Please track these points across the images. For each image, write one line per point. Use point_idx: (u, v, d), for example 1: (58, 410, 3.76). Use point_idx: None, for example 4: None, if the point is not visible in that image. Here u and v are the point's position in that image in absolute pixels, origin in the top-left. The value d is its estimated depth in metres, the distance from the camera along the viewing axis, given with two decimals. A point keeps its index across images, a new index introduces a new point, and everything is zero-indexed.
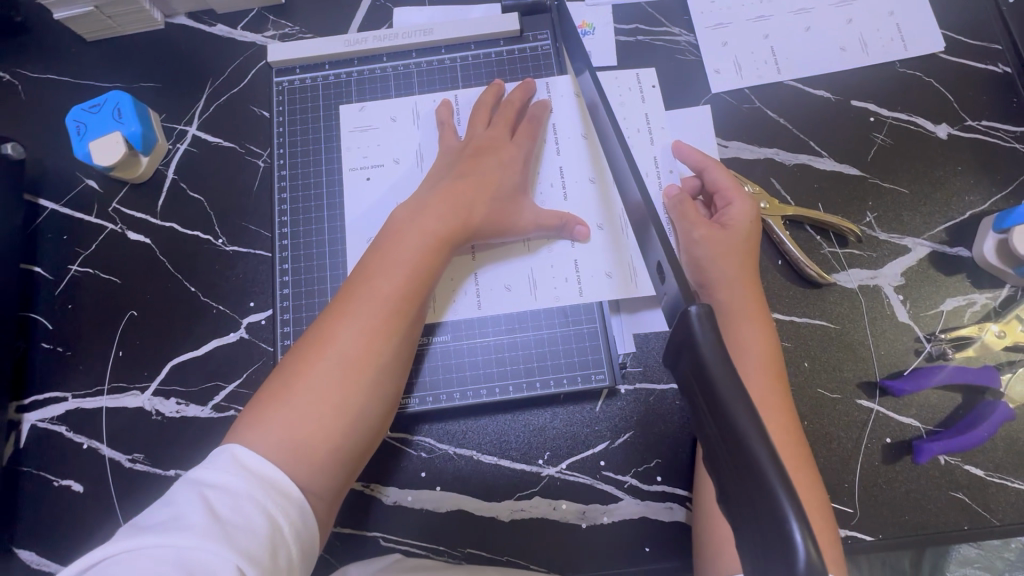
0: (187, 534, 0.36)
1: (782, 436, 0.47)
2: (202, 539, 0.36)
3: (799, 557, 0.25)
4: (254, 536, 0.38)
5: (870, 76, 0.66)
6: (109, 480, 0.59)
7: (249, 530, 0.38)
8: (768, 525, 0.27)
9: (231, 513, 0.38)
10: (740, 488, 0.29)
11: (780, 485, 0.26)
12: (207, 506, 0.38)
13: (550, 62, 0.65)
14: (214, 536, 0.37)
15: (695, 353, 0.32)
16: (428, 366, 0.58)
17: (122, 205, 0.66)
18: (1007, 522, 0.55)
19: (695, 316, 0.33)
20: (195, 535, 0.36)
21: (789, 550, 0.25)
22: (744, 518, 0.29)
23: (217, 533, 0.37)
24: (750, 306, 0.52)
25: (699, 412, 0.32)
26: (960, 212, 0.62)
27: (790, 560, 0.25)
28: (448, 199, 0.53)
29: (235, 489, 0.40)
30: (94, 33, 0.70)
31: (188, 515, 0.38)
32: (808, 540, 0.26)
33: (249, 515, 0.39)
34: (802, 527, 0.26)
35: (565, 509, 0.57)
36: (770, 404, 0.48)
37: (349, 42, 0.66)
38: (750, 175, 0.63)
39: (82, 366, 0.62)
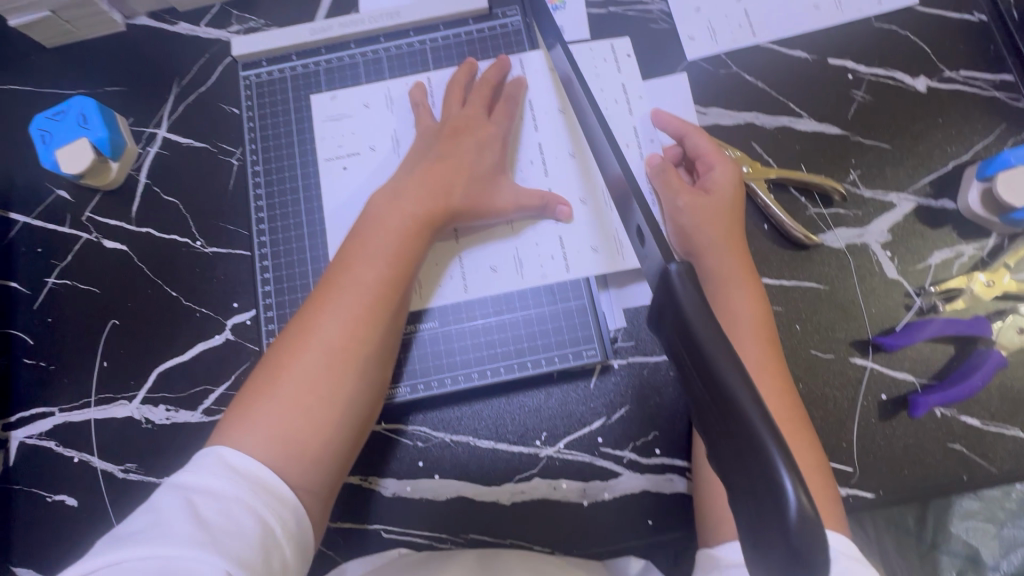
0: (174, 542, 0.36)
1: (775, 399, 0.47)
2: (190, 546, 0.36)
3: (790, 505, 0.25)
4: (244, 539, 0.38)
5: (845, 33, 0.65)
6: (103, 492, 0.58)
7: (238, 534, 0.38)
8: (759, 480, 0.27)
9: (218, 517, 0.38)
10: (729, 444, 0.29)
11: (768, 435, 0.26)
12: (192, 510, 0.38)
13: (521, 38, 0.64)
14: (201, 541, 0.36)
15: (679, 313, 0.32)
16: (418, 354, 0.57)
17: (96, 213, 0.65)
18: (1006, 470, 0.55)
19: (676, 272, 0.33)
20: (180, 541, 0.36)
21: (780, 501, 0.26)
22: (736, 474, 0.29)
23: (205, 539, 0.36)
24: (737, 271, 0.52)
25: (687, 371, 0.32)
26: (943, 164, 0.62)
27: (780, 509, 0.26)
28: (425, 182, 0.53)
29: (222, 491, 0.39)
30: (53, 39, 0.68)
31: (172, 521, 0.37)
32: (798, 488, 0.26)
33: (237, 517, 0.38)
34: (793, 477, 0.26)
35: (566, 488, 0.56)
36: (764, 367, 0.48)
37: (315, 30, 0.65)
38: (731, 141, 0.63)
39: (66, 380, 0.61)
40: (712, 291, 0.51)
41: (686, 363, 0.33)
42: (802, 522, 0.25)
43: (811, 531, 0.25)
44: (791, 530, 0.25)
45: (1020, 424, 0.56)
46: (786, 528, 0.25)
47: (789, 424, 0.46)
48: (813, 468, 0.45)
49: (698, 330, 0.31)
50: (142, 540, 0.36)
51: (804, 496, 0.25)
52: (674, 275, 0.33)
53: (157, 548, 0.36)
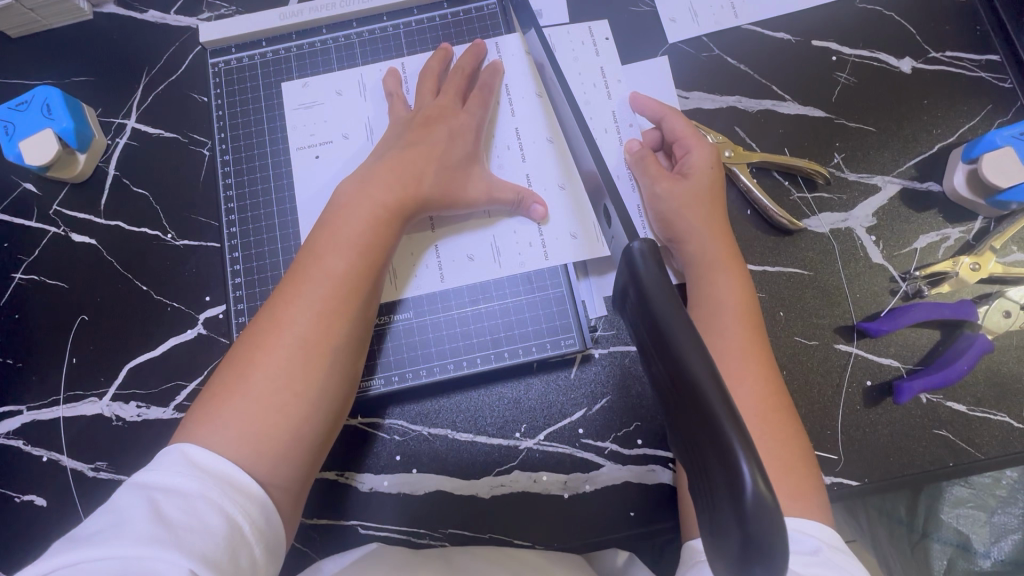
0: (133, 542, 0.35)
1: (750, 382, 0.45)
2: (150, 546, 0.35)
3: (746, 486, 0.25)
4: (209, 537, 0.37)
5: (828, 14, 0.64)
6: (73, 491, 0.57)
7: (203, 532, 0.36)
8: (716, 461, 0.26)
9: (182, 516, 0.37)
10: (688, 423, 0.29)
11: (723, 411, 0.26)
12: (155, 509, 0.37)
13: (497, 22, 0.62)
14: (162, 539, 0.35)
15: (642, 293, 0.33)
16: (392, 346, 0.56)
17: (63, 206, 0.63)
18: (993, 455, 0.54)
19: (638, 251, 0.34)
20: (140, 540, 0.35)
21: (735, 483, 0.25)
22: (697, 458, 0.29)
23: (167, 538, 0.35)
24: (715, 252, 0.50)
25: (648, 352, 0.33)
26: (929, 146, 0.61)
27: (736, 489, 0.25)
28: (394, 168, 0.51)
29: (186, 488, 0.38)
30: (18, 29, 0.66)
31: (132, 520, 0.36)
32: (755, 471, 0.25)
33: (202, 516, 0.37)
34: (748, 458, 0.25)
35: (547, 481, 0.55)
36: (741, 348, 0.46)
37: (285, 15, 0.63)
38: (713, 125, 0.62)
39: (34, 378, 0.60)
40: (694, 277, 0.50)
41: (648, 345, 0.33)
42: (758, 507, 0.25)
43: (767, 512, 0.24)
44: (747, 511, 0.25)
45: (1006, 409, 0.55)
46: (741, 510, 0.25)
47: (763, 407, 0.44)
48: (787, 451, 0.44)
49: (658, 310, 0.31)
50: (100, 541, 0.35)
51: (761, 480, 0.25)
52: (636, 254, 0.34)
53: (114, 548, 0.34)
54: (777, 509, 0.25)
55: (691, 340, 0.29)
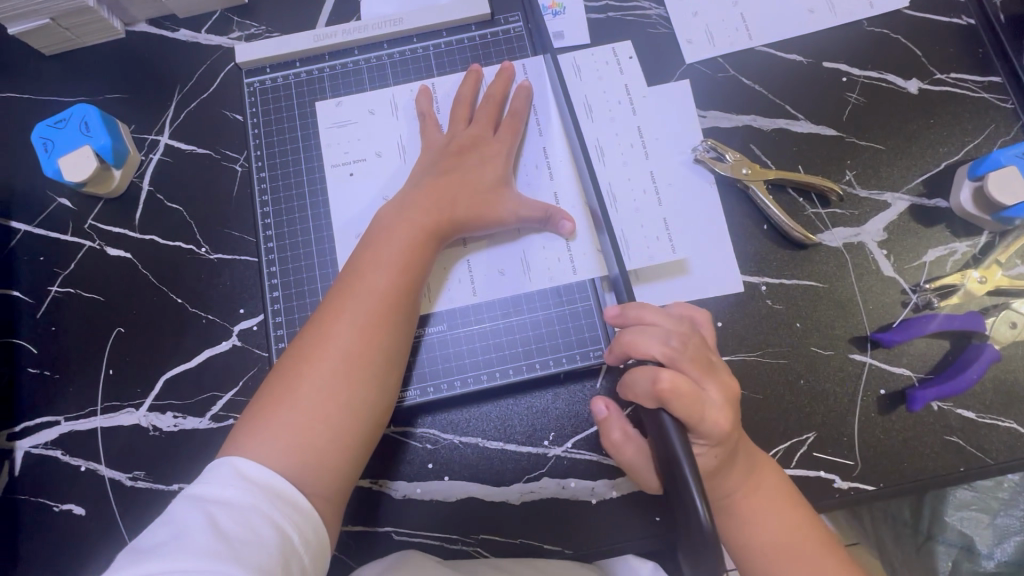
0: (195, 554, 0.36)
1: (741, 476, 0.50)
2: (211, 558, 0.36)
3: None
4: (264, 549, 0.38)
5: (839, 37, 0.67)
6: (111, 500, 0.58)
7: (258, 544, 0.38)
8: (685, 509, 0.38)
9: (238, 528, 0.38)
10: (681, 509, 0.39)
11: None
12: (210, 521, 0.38)
13: (523, 44, 0.65)
14: (221, 552, 0.37)
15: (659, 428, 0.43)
16: (426, 357, 0.58)
17: (98, 220, 0.65)
18: (1001, 460, 0.57)
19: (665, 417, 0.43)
20: (201, 553, 0.36)
21: None
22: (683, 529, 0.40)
23: (226, 551, 0.37)
24: (703, 379, 0.47)
25: None
26: (936, 164, 0.63)
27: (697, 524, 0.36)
28: (432, 193, 0.54)
29: (239, 501, 0.40)
30: (52, 47, 0.68)
31: (191, 532, 0.38)
32: None
33: (255, 526, 0.39)
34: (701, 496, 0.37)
35: (575, 487, 0.57)
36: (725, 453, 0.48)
37: (318, 36, 0.65)
38: (730, 144, 0.64)
39: (72, 388, 0.61)
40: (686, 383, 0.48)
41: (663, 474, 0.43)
42: None
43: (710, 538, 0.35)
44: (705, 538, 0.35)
45: (1013, 416, 0.57)
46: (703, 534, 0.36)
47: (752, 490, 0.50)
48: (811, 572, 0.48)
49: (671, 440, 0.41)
50: (164, 553, 0.37)
51: None
52: None
53: (177, 562, 0.36)
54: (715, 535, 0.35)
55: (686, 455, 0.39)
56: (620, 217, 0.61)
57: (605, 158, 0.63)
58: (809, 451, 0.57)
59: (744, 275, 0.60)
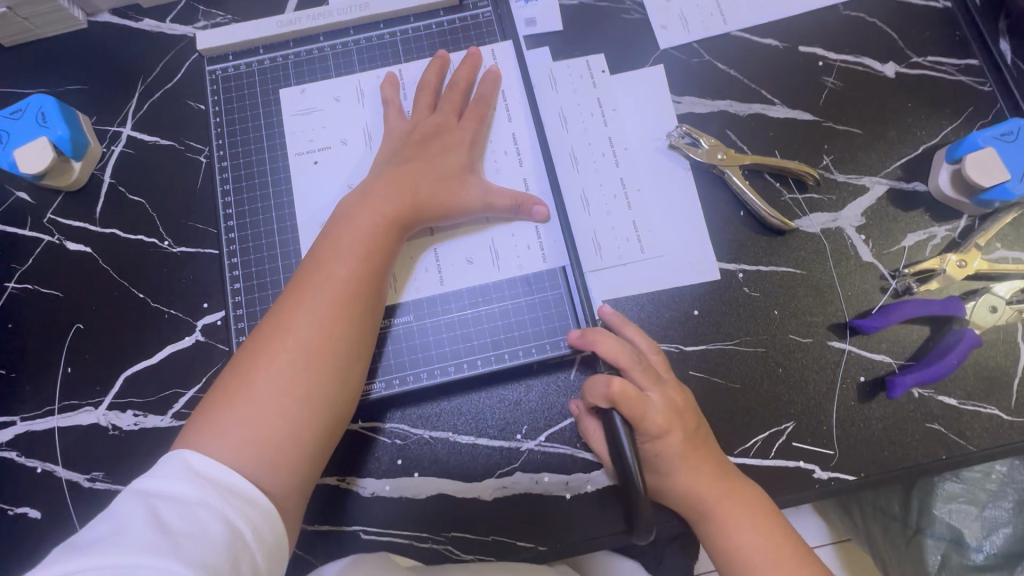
0: (134, 550, 0.34)
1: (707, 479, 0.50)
2: (151, 554, 0.34)
3: None
4: (210, 544, 0.36)
5: (814, 21, 0.66)
6: (69, 503, 0.56)
7: (204, 539, 0.36)
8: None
9: (183, 523, 0.36)
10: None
11: None
12: (155, 516, 0.37)
13: (492, 29, 0.64)
14: (163, 547, 0.35)
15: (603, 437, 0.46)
16: (393, 349, 0.56)
17: (58, 214, 0.63)
18: (984, 448, 0.55)
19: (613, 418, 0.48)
20: (140, 549, 0.35)
21: None
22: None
23: (168, 546, 0.35)
24: (650, 387, 0.49)
25: None
26: (913, 148, 0.62)
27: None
28: (395, 180, 0.53)
29: (186, 495, 0.38)
30: (12, 37, 0.66)
31: (133, 528, 0.36)
32: None
33: (202, 521, 0.37)
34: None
35: (549, 482, 0.55)
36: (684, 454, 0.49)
37: (282, 23, 0.63)
38: (706, 130, 0.63)
39: (28, 388, 0.59)
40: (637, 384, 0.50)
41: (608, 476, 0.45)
42: None
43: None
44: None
45: (995, 402, 0.56)
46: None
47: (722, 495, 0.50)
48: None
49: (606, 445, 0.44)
50: (101, 549, 0.35)
51: None
52: None
53: (115, 558, 0.34)
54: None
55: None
56: (591, 219, 0.59)
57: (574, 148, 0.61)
58: (788, 441, 0.55)
59: (720, 262, 0.59)
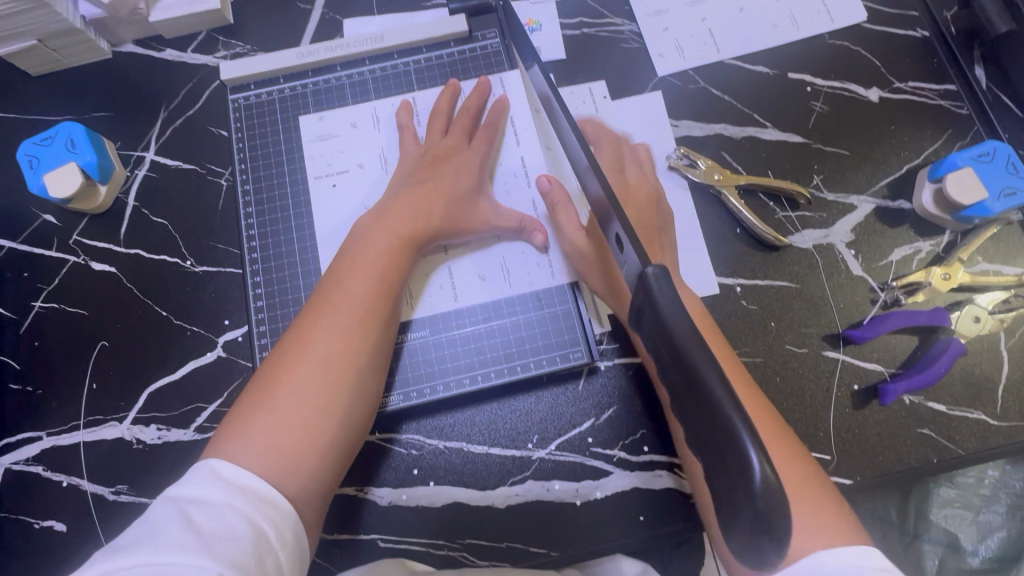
0: (167, 550, 0.36)
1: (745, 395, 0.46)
2: (183, 552, 0.36)
3: (755, 474, 0.27)
4: (239, 543, 0.38)
5: (802, 50, 0.70)
6: (94, 516, 0.58)
7: (233, 538, 0.38)
8: (730, 457, 0.29)
9: (213, 524, 0.38)
10: (708, 432, 0.31)
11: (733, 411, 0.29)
12: (186, 518, 0.38)
13: (501, 58, 0.67)
14: (197, 546, 0.37)
15: (655, 311, 0.34)
16: (409, 363, 0.59)
17: (83, 236, 0.65)
18: (973, 451, 0.58)
19: (653, 276, 0.34)
20: (174, 548, 0.36)
21: (746, 468, 0.28)
22: (707, 446, 0.31)
23: (199, 545, 0.37)
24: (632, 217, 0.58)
25: (664, 362, 0.34)
26: (898, 167, 0.66)
27: (747, 478, 0.28)
28: (410, 202, 0.56)
29: (214, 499, 0.40)
30: (40, 67, 0.69)
31: (165, 529, 0.38)
32: (763, 459, 0.27)
33: (231, 522, 0.39)
34: (756, 448, 0.28)
35: (559, 489, 0.58)
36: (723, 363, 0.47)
37: (302, 54, 0.67)
38: (703, 151, 0.67)
39: (54, 404, 0.61)
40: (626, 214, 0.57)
41: (664, 359, 0.34)
42: (766, 492, 0.27)
43: (774, 495, 0.27)
44: (757, 498, 0.27)
45: (982, 407, 0.59)
46: (753, 495, 0.27)
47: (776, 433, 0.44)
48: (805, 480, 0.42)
49: (676, 333, 0.32)
50: (136, 550, 0.36)
51: (768, 465, 0.27)
52: (650, 279, 0.34)
53: (150, 557, 0.36)
54: (783, 493, 0.27)
55: (711, 365, 0.30)
56: None
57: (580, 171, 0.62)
58: None
59: (719, 276, 0.62)
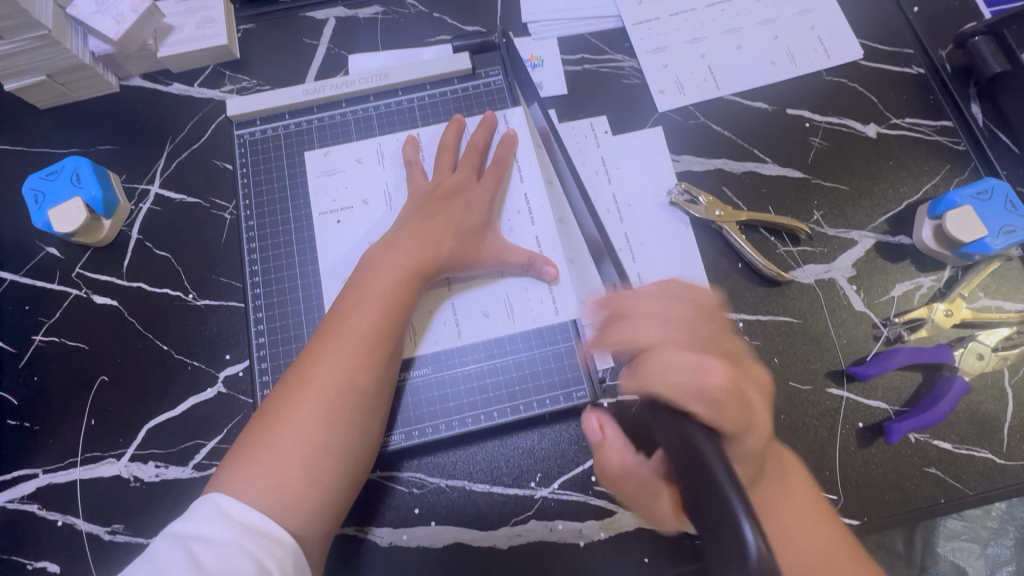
0: None
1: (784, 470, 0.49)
2: None
3: (750, 550, 0.28)
4: None
5: (800, 86, 0.71)
6: (89, 557, 0.57)
7: None
8: (726, 531, 0.30)
9: (216, 562, 0.39)
10: (698, 505, 0.33)
11: (734, 495, 0.30)
12: (190, 557, 0.39)
13: (504, 95, 0.68)
14: None
15: None
16: (410, 401, 0.58)
17: (86, 269, 0.65)
18: (980, 491, 0.58)
19: None
20: None
21: (742, 541, 0.29)
22: (712, 522, 0.31)
23: None
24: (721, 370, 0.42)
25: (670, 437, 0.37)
26: (897, 203, 0.67)
27: (742, 552, 0.29)
28: (415, 237, 0.56)
29: (218, 537, 0.40)
30: (48, 101, 0.70)
31: (171, 569, 0.38)
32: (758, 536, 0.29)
33: (234, 560, 0.39)
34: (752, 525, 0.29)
35: (562, 530, 0.57)
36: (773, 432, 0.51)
37: (308, 91, 0.68)
38: (703, 187, 0.67)
39: (52, 441, 0.60)
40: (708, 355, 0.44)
41: (672, 436, 0.36)
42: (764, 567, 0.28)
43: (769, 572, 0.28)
44: None
45: (988, 446, 0.59)
46: None
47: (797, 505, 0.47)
48: (792, 507, 0.47)
49: None
50: None
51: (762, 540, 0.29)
52: None
53: None
54: None
55: None
56: None
57: None
58: None
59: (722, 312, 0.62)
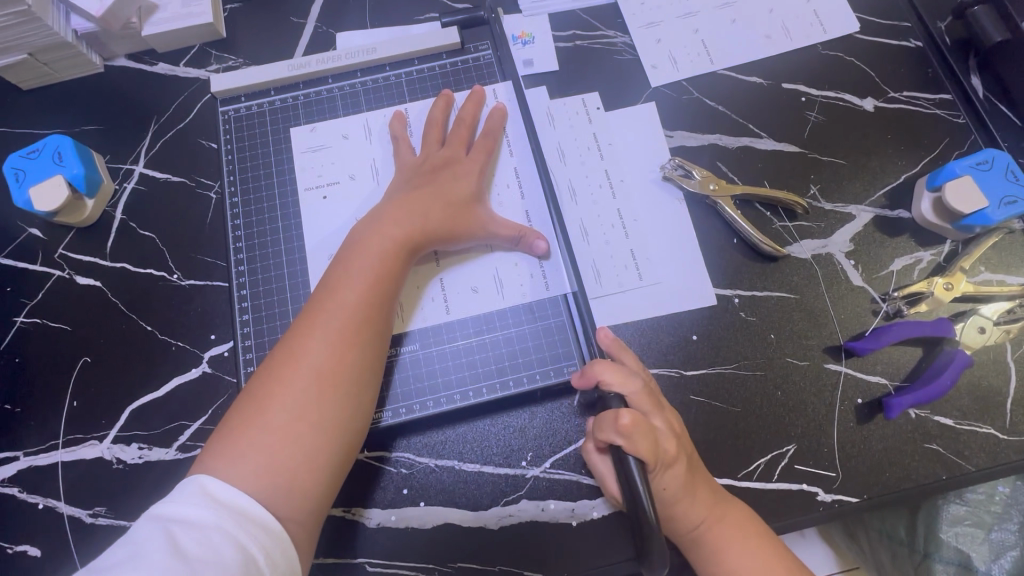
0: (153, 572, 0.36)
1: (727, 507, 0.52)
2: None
3: None
4: (224, 569, 0.37)
5: (795, 59, 0.70)
6: (70, 540, 0.56)
7: (219, 564, 0.37)
8: None
9: (198, 547, 0.37)
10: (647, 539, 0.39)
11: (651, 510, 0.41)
12: (171, 541, 0.37)
13: (493, 70, 0.67)
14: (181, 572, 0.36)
15: None
16: (399, 378, 0.57)
17: (69, 250, 0.64)
18: (983, 467, 0.56)
19: None
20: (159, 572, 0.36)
21: None
22: None
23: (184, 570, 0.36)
24: (653, 413, 0.50)
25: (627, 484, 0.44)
26: (896, 177, 0.65)
27: None
28: (403, 211, 0.55)
29: (201, 521, 0.39)
30: (31, 81, 0.68)
31: (150, 552, 0.37)
32: None
33: (217, 545, 0.38)
34: None
35: (554, 509, 0.55)
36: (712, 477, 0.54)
37: (294, 66, 0.67)
38: (698, 162, 0.66)
39: (33, 423, 0.59)
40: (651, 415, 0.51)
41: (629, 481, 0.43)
42: None
43: None
44: None
45: (990, 422, 0.57)
46: None
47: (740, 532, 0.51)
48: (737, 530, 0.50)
49: None
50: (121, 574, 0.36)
51: None
52: None
53: None
54: None
55: None
56: (591, 247, 0.62)
57: (576, 197, 0.64)
58: (791, 463, 0.56)
59: (716, 287, 0.61)
